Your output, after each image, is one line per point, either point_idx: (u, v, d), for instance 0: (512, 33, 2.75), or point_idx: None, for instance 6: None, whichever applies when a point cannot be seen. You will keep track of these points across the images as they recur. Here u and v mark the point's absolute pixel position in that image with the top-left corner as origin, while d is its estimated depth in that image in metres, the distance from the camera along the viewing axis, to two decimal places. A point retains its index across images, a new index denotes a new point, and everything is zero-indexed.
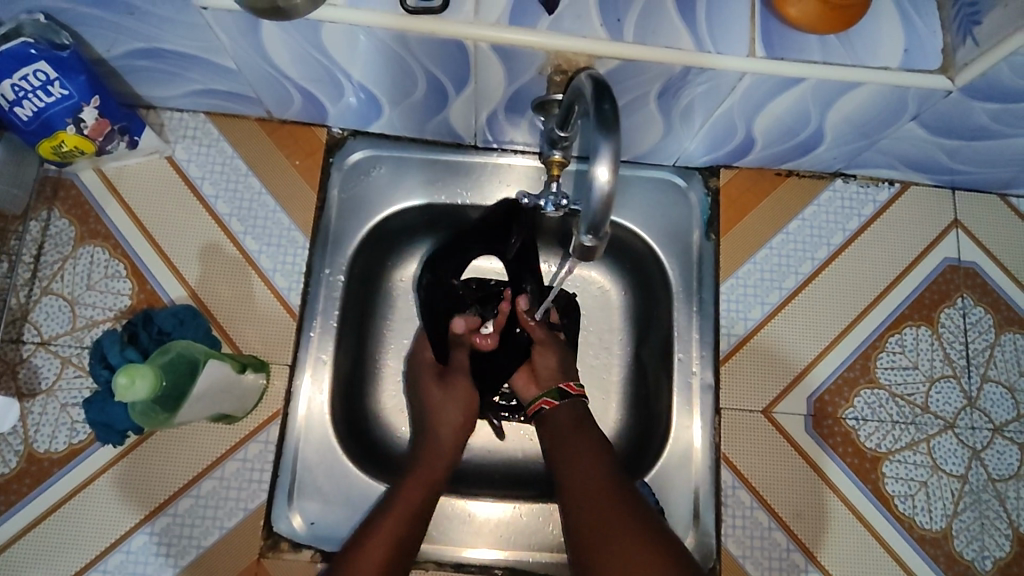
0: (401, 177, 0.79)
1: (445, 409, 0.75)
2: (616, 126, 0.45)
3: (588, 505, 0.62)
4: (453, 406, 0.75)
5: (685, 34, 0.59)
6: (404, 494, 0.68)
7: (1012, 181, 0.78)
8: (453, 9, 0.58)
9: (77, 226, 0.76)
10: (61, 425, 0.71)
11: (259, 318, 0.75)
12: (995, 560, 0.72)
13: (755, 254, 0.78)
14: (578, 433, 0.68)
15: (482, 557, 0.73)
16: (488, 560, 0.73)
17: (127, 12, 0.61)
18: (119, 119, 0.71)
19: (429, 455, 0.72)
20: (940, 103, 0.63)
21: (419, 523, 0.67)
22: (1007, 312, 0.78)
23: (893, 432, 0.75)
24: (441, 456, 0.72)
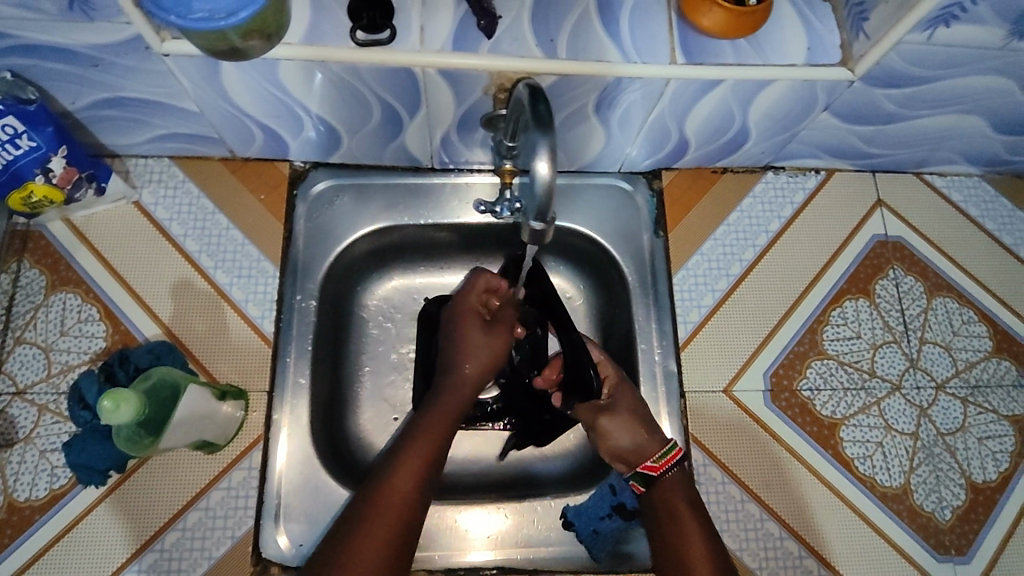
0: (363, 203, 0.83)
1: (478, 356, 0.77)
2: (551, 125, 0.50)
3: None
4: (488, 350, 0.78)
5: (611, 48, 0.65)
6: (411, 458, 0.69)
7: (924, 160, 0.86)
8: (400, 40, 0.64)
9: (48, 275, 0.77)
10: (41, 472, 0.72)
11: (235, 349, 0.77)
12: (953, 509, 0.77)
13: (702, 246, 0.84)
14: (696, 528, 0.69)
15: (475, 558, 0.75)
16: (479, 560, 0.75)
17: (92, 64, 0.64)
18: (86, 166, 0.74)
19: (443, 411, 0.73)
20: (846, 93, 0.70)
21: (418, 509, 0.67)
22: (936, 279, 0.85)
23: (845, 398, 0.80)
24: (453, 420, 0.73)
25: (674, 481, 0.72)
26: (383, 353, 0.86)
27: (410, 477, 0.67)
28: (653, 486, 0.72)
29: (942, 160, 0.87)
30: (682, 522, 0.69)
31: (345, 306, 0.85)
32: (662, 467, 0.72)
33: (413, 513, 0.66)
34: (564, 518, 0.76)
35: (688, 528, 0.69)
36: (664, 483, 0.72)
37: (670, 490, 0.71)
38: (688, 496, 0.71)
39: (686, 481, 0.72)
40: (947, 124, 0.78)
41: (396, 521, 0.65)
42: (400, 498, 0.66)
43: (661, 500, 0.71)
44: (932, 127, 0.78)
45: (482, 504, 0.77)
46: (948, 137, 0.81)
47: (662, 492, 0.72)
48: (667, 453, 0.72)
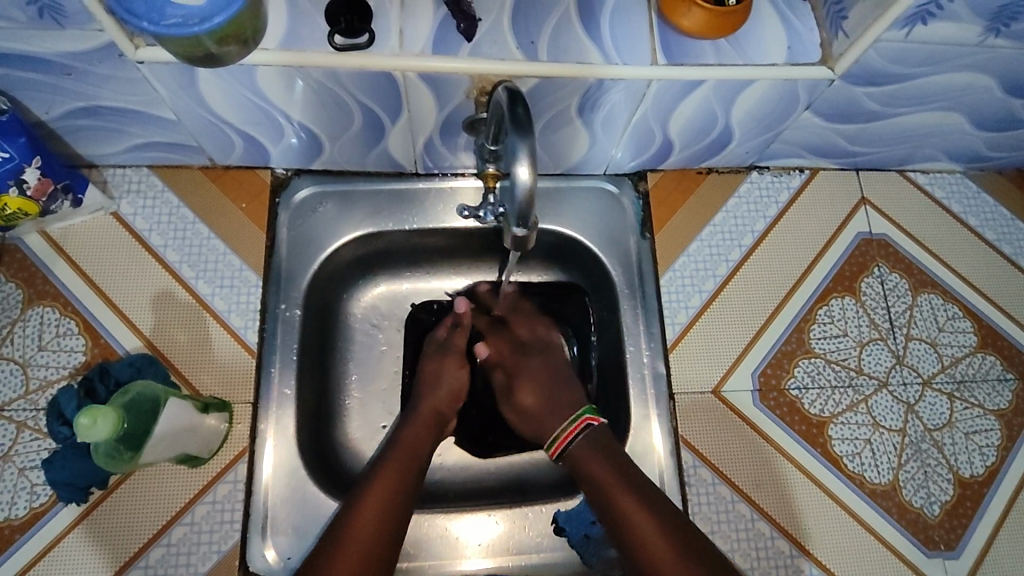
0: (347, 210, 0.82)
1: (448, 383, 0.78)
2: (530, 130, 0.49)
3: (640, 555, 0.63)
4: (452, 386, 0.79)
5: (592, 49, 0.65)
6: (388, 469, 0.70)
7: (906, 157, 0.87)
8: (379, 44, 0.63)
9: (24, 289, 0.76)
10: (20, 490, 0.70)
11: (219, 359, 0.76)
12: (941, 505, 0.77)
13: (688, 247, 0.84)
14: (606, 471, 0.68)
15: (469, 567, 0.74)
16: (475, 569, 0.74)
17: (65, 72, 0.63)
18: (62, 177, 0.73)
19: (417, 428, 0.74)
20: (827, 92, 0.71)
21: (396, 519, 0.66)
22: (920, 275, 0.86)
23: (833, 396, 0.80)
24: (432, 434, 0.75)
25: (582, 448, 0.70)
26: (370, 360, 0.85)
27: (391, 482, 0.69)
28: (569, 456, 0.71)
29: (923, 158, 0.87)
30: (614, 494, 0.66)
31: (331, 313, 0.85)
32: (570, 435, 0.71)
33: (397, 519, 0.66)
34: (555, 524, 0.76)
35: (621, 499, 0.66)
36: (574, 453, 0.71)
37: (588, 462, 0.69)
38: (609, 463, 0.68)
39: (596, 444, 0.70)
40: (927, 122, 0.79)
41: (378, 528, 0.65)
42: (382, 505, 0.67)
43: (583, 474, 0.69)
44: (912, 124, 0.79)
45: (471, 511, 0.76)
46: (930, 134, 0.81)
47: (580, 464, 0.70)
48: (575, 420, 0.72)
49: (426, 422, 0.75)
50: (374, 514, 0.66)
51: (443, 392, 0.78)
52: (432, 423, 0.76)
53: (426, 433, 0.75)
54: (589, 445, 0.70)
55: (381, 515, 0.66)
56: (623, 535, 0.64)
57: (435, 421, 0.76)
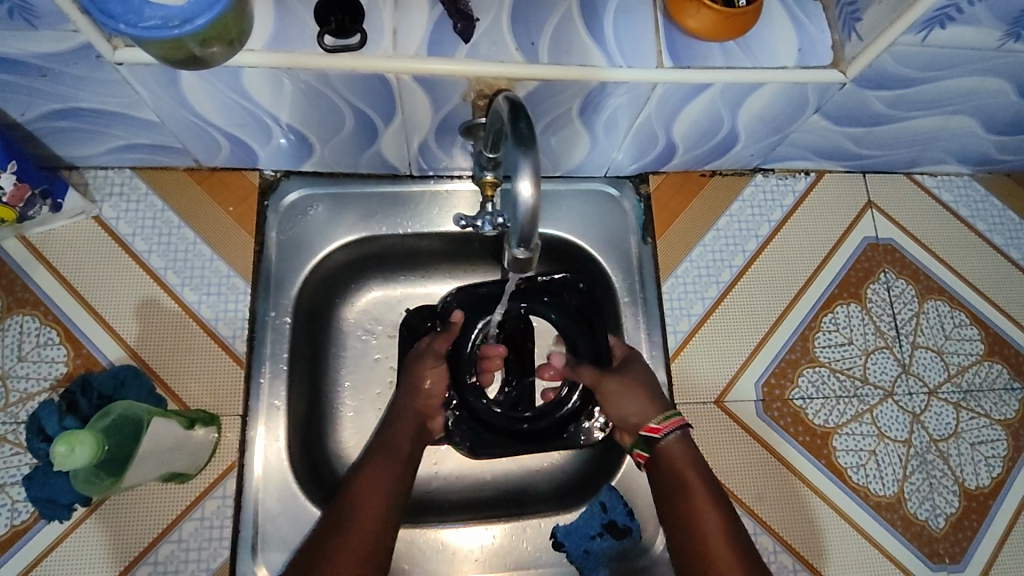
0: (339, 214, 0.79)
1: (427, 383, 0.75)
2: (532, 143, 0.47)
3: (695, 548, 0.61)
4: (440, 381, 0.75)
5: (595, 51, 0.62)
6: (374, 469, 0.67)
7: (914, 160, 0.85)
8: (372, 44, 0.60)
9: (3, 297, 0.73)
10: (1, 507, 0.68)
11: (206, 371, 0.73)
12: (946, 517, 0.76)
13: (691, 253, 0.82)
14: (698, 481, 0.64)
15: None
16: None
17: (40, 74, 0.60)
18: (40, 182, 0.69)
19: (401, 426, 0.72)
20: (837, 95, 0.68)
21: (393, 518, 0.64)
22: (927, 281, 0.84)
23: (837, 406, 0.78)
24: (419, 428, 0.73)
25: (674, 441, 0.67)
26: (363, 367, 0.83)
27: (385, 477, 0.67)
28: (654, 449, 0.68)
29: (931, 161, 0.85)
30: (695, 502, 0.63)
31: (323, 320, 0.82)
32: (663, 429, 0.67)
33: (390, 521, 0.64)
34: (554, 538, 0.74)
35: (694, 493, 0.64)
36: (664, 446, 0.67)
37: (673, 454, 0.66)
38: (694, 459, 0.66)
39: (687, 440, 0.67)
40: (938, 125, 0.76)
41: (378, 521, 0.63)
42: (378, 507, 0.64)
43: (667, 462, 0.66)
44: (922, 128, 0.77)
45: (468, 524, 0.75)
46: (940, 137, 0.79)
47: (664, 454, 0.67)
48: (669, 417, 0.68)
49: (410, 421, 0.73)
50: (375, 507, 0.64)
51: (425, 390, 0.75)
52: (416, 422, 0.73)
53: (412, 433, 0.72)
54: (679, 443, 0.67)
55: (378, 508, 0.64)
56: (686, 523, 0.63)
57: (420, 420, 0.73)
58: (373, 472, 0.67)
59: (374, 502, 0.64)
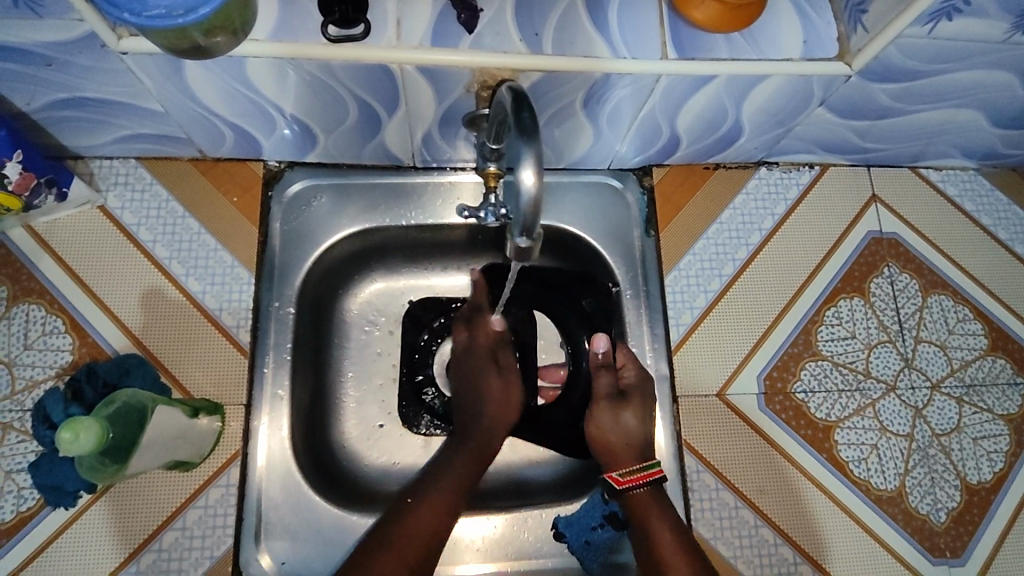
0: (342, 204, 0.79)
1: (499, 404, 0.76)
2: (535, 133, 0.47)
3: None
4: (505, 400, 0.77)
5: (599, 42, 0.62)
6: (438, 492, 0.68)
7: (919, 154, 0.84)
8: (375, 35, 0.60)
9: (9, 285, 0.74)
10: (8, 493, 0.68)
11: (210, 360, 0.74)
12: (947, 511, 0.76)
13: (694, 246, 0.82)
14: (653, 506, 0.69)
15: (469, 571, 0.73)
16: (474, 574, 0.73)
17: (45, 63, 0.60)
18: (45, 171, 0.70)
19: (474, 447, 0.73)
20: (842, 88, 0.68)
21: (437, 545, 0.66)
22: (931, 276, 0.84)
23: (840, 400, 0.78)
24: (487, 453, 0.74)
25: (643, 495, 0.70)
26: (366, 358, 0.83)
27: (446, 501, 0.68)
28: (626, 499, 0.70)
29: (937, 154, 0.84)
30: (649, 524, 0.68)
31: (326, 311, 0.82)
32: (628, 482, 0.70)
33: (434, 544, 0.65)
34: (555, 529, 0.74)
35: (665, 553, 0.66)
36: (635, 498, 0.70)
37: (643, 507, 0.69)
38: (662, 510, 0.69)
39: (656, 493, 0.70)
40: (944, 119, 0.76)
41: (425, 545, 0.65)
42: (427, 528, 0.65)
43: (637, 520, 0.69)
44: (928, 121, 0.76)
45: (469, 514, 0.75)
46: (945, 131, 0.78)
47: (635, 507, 0.69)
48: (643, 470, 0.71)
49: (480, 444, 0.74)
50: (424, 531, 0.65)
51: (494, 405, 0.76)
52: (489, 443, 0.74)
53: (480, 456, 0.73)
54: (649, 496, 0.69)
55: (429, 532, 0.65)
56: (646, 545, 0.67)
57: (487, 443, 0.74)
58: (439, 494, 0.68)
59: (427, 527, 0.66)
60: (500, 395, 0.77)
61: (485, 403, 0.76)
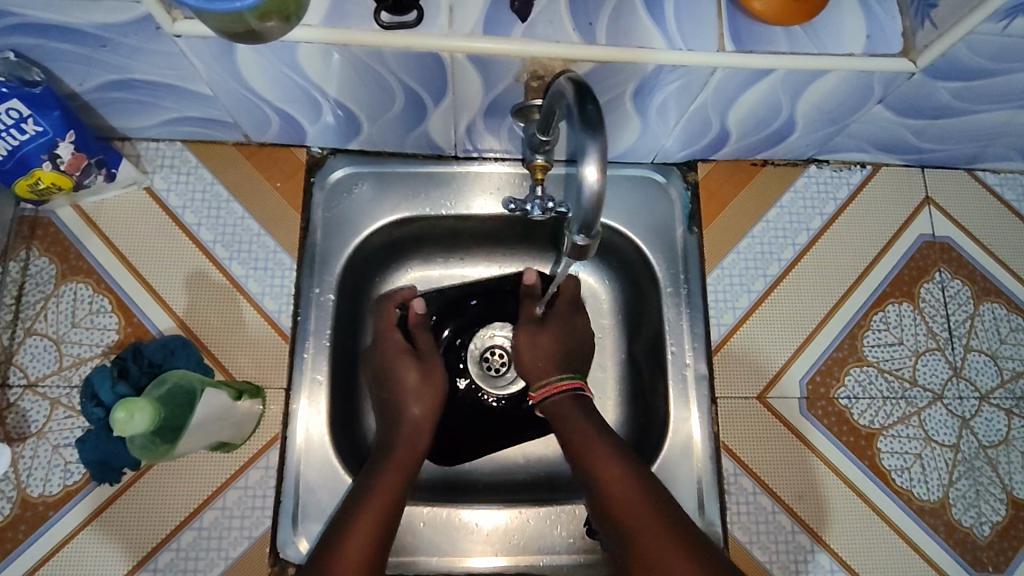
0: (383, 192, 0.79)
1: (418, 399, 0.74)
2: (600, 127, 0.47)
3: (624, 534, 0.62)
4: (425, 387, 0.74)
5: (655, 33, 0.60)
6: (382, 485, 0.67)
7: (977, 156, 0.81)
8: (427, 22, 0.59)
9: (58, 264, 0.75)
10: (54, 467, 0.70)
11: (251, 344, 0.75)
12: (992, 525, 0.74)
13: (739, 244, 0.80)
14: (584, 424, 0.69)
15: (486, 564, 0.73)
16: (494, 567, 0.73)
17: (99, 44, 0.60)
18: (95, 152, 0.71)
19: (412, 425, 0.72)
20: (904, 85, 0.65)
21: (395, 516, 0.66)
22: (984, 283, 0.81)
23: (884, 407, 0.76)
24: (426, 429, 0.73)
25: (561, 403, 0.71)
26: None
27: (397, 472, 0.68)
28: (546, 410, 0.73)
29: (995, 156, 0.81)
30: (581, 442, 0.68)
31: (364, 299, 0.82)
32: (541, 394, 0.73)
33: (386, 531, 0.64)
34: (587, 525, 0.74)
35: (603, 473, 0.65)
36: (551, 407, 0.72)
37: (569, 425, 0.70)
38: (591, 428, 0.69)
39: (578, 403, 0.71)
40: (1006, 120, 0.73)
41: (381, 517, 0.65)
42: (374, 519, 0.64)
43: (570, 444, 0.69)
44: (989, 122, 0.73)
45: (500, 506, 0.75)
46: (1008, 132, 0.75)
47: (563, 426, 0.70)
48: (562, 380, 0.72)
49: (410, 439, 0.71)
50: (382, 500, 0.66)
51: (406, 388, 0.74)
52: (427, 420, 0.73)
53: (414, 454, 0.71)
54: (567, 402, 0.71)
55: (388, 504, 0.66)
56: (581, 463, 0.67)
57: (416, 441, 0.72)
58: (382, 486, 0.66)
59: (375, 514, 0.65)
60: (414, 387, 0.74)
61: (406, 399, 0.74)
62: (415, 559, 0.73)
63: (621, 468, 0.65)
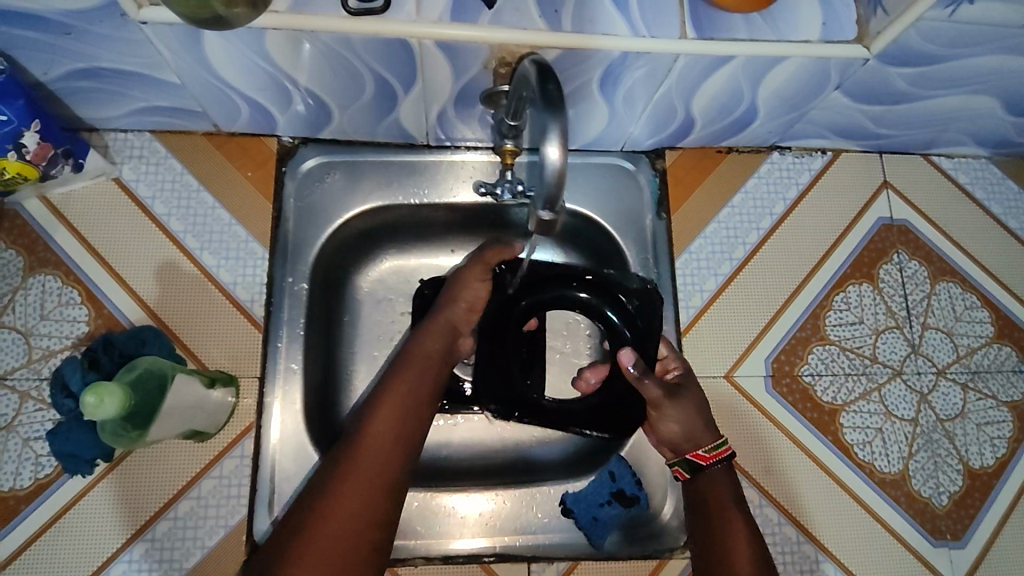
0: (355, 182, 0.80)
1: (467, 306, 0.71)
2: (561, 107, 0.49)
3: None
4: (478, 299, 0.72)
5: (619, 21, 0.62)
6: (387, 407, 0.62)
7: (932, 141, 0.84)
8: (395, 8, 0.60)
9: (25, 256, 0.74)
10: (25, 461, 0.69)
11: (224, 334, 0.75)
12: (949, 495, 0.77)
13: (705, 229, 0.82)
14: (726, 499, 0.66)
15: (469, 546, 0.74)
16: (475, 549, 0.74)
17: (64, 31, 0.60)
18: (62, 142, 0.70)
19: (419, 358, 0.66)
20: (859, 71, 0.68)
21: (393, 470, 0.59)
22: (940, 263, 0.84)
23: (846, 384, 0.79)
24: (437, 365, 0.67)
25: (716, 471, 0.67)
26: (376, 334, 0.83)
27: (392, 416, 0.62)
28: (698, 475, 0.68)
29: (949, 141, 0.84)
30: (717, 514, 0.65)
31: (338, 290, 0.82)
32: (711, 459, 0.67)
33: (390, 479, 0.59)
34: (562, 505, 0.76)
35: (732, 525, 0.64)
36: (710, 476, 0.67)
37: (713, 480, 0.67)
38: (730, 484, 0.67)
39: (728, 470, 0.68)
40: (958, 105, 0.76)
41: (377, 470, 0.58)
42: (381, 455, 0.59)
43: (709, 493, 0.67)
44: (941, 108, 0.76)
45: (476, 489, 0.76)
46: (959, 118, 0.79)
47: (705, 481, 0.67)
48: (718, 448, 0.67)
49: (432, 347, 0.68)
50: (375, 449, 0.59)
51: (461, 304, 0.71)
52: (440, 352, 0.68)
53: (424, 379, 0.65)
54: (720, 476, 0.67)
55: (382, 453, 0.59)
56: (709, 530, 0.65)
57: (446, 341, 0.69)
58: (387, 412, 0.62)
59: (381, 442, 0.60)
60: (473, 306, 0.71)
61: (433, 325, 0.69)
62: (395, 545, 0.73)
63: (745, 524, 0.64)
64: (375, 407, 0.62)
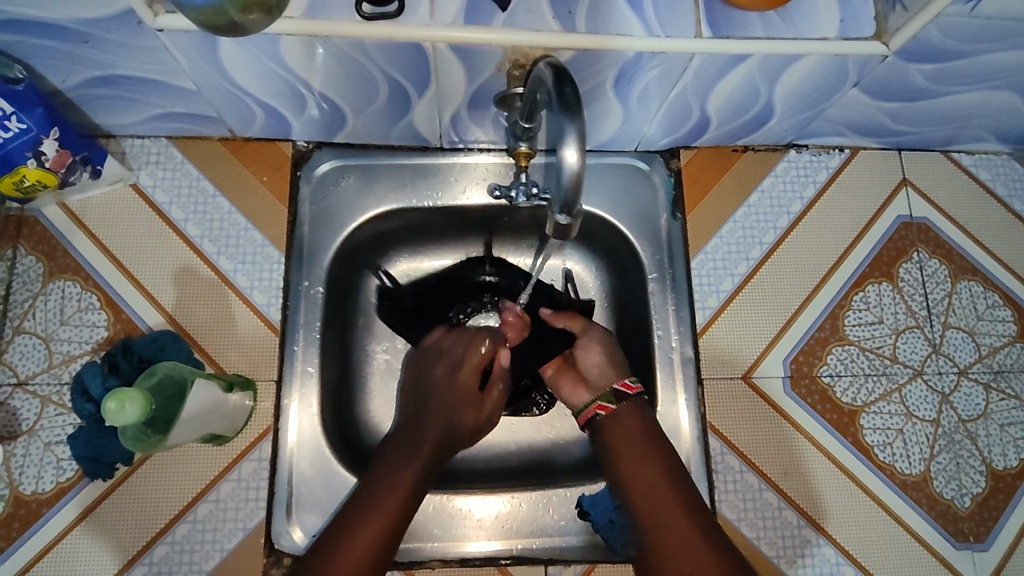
0: (370, 185, 0.80)
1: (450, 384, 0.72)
2: (577, 110, 0.49)
3: (666, 564, 0.61)
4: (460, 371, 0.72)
5: (634, 21, 0.61)
6: (389, 481, 0.65)
7: (952, 138, 0.83)
8: (409, 12, 0.60)
9: (45, 262, 0.75)
10: (47, 464, 0.70)
11: (241, 338, 0.75)
12: (972, 496, 0.76)
13: (721, 229, 0.81)
14: (637, 440, 0.68)
15: (485, 549, 0.74)
16: (491, 551, 0.74)
17: (81, 40, 0.60)
18: (80, 149, 0.71)
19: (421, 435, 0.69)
20: (878, 68, 0.67)
21: (390, 536, 0.62)
22: (961, 262, 0.83)
23: (866, 384, 0.78)
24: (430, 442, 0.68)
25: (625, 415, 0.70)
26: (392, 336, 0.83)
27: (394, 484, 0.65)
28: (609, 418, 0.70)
29: (970, 138, 0.83)
30: (632, 466, 0.67)
31: (352, 293, 0.82)
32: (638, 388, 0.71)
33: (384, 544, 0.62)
34: (579, 508, 0.75)
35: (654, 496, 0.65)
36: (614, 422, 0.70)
37: (622, 423, 0.69)
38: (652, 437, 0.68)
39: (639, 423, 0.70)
40: (978, 101, 0.75)
41: (378, 535, 0.62)
42: (401, 491, 0.64)
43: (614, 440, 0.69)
44: (962, 104, 0.75)
45: (491, 492, 0.76)
46: (980, 114, 0.77)
47: (615, 428, 0.69)
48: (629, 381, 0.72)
49: (428, 426, 0.69)
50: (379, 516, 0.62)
51: (448, 382, 0.72)
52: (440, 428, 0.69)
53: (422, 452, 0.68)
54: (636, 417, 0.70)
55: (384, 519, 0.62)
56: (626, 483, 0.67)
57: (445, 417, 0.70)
58: (389, 481, 0.65)
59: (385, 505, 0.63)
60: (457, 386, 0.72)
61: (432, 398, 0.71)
62: (413, 546, 0.74)
63: (676, 496, 0.65)
64: (378, 476, 0.65)
